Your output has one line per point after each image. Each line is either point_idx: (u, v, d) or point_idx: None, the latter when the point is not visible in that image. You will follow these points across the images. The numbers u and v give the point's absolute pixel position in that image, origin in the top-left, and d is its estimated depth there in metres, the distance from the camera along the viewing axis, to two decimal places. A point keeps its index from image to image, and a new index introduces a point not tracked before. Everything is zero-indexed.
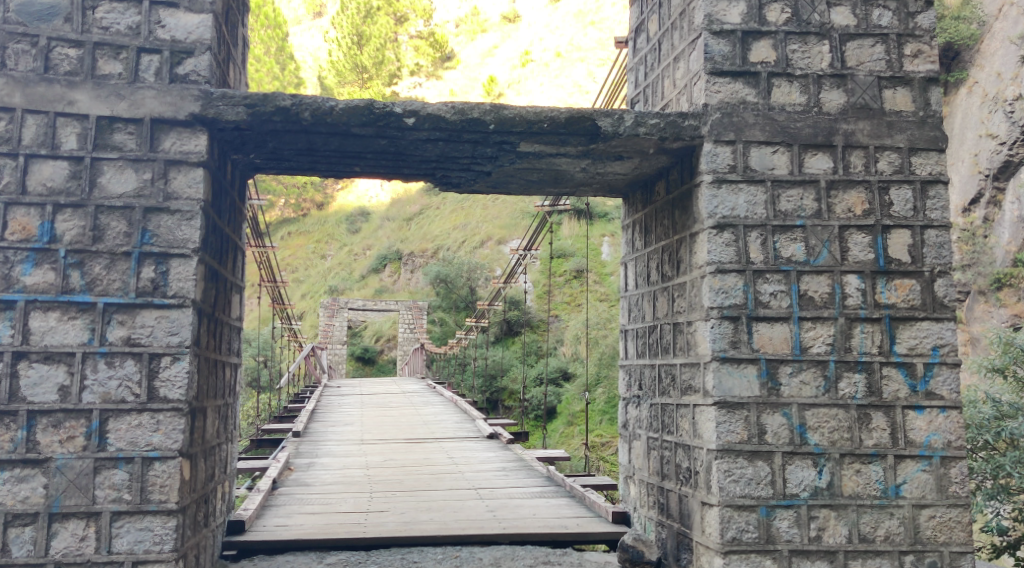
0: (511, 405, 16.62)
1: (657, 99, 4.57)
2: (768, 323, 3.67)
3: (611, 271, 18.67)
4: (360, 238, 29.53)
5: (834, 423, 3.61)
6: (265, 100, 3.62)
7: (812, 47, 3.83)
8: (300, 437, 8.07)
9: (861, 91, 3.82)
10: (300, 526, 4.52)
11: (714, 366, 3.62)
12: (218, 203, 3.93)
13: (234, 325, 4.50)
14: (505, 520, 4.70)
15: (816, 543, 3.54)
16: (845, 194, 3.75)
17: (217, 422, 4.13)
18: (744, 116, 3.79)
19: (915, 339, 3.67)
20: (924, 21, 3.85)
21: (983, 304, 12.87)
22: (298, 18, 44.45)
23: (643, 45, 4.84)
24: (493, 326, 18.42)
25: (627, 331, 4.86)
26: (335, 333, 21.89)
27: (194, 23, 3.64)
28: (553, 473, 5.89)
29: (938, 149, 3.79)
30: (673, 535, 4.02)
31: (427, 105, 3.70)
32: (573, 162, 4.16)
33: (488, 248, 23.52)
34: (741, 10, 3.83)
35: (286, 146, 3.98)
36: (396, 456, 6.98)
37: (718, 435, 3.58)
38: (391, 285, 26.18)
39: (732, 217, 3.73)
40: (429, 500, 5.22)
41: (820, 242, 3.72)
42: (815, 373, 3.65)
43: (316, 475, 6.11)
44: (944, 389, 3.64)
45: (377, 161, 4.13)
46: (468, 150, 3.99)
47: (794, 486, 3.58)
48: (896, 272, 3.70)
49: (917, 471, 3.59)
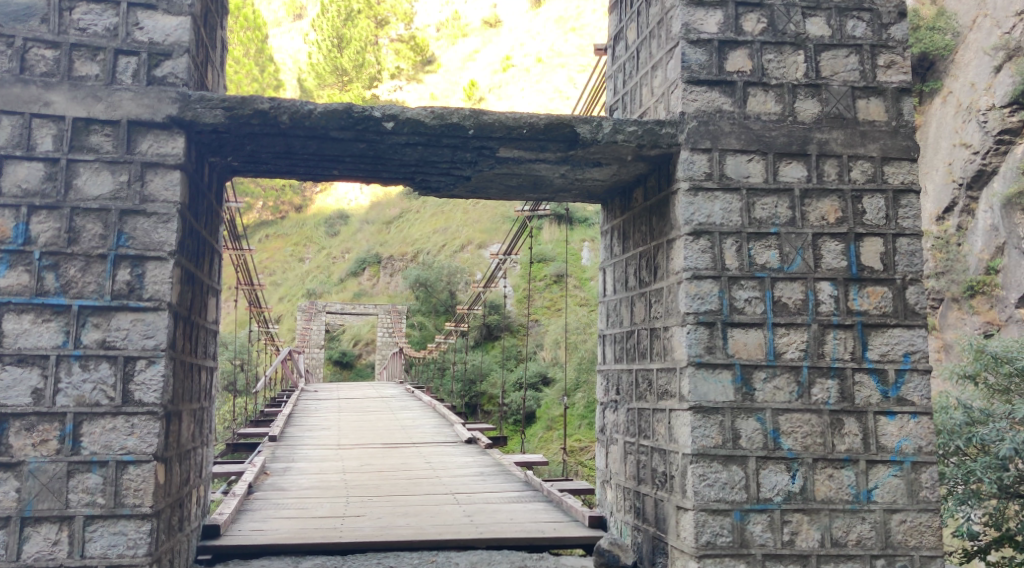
0: (489, 410, 16.67)
1: (635, 106, 4.60)
2: (743, 329, 3.71)
3: (590, 276, 18.79)
4: (339, 241, 29.43)
5: (807, 428, 3.66)
6: (243, 103, 3.62)
7: (787, 58, 3.88)
8: (276, 441, 8.04)
9: (835, 100, 3.88)
10: (276, 530, 4.51)
11: (690, 371, 3.65)
12: (194, 206, 3.92)
13: (210, 328, 4.49)
14: (482, 524, 4.70)
15: (789, 547, 3.58)
16: (819, 202, 3.81)
17: (192, 426, 4.12)
18: (719, 125, 3.83)
19: (887, 345, 3.72)
20: (897, 33, 3.92)
21: (956, 312, 13.18)
22: (278, 21, 44.25)
23: (621, 53, 4.87)
24: (472, 331, 18.44)
25: (605, 336, 4.89)
26: (312, 337, 21.84)
27: (172, 25, 3.63)
28: (530, 478, 5.90)
29: (911, 158, 3.86)
30: (649, 539, 4.04)
31: (406, 109, 3.72)
32: (552, 167, 4.18)
33: (468, 252, 23.54)
34: (718, 20, 3.87)
35: (264, 149, 3.97)
36: (374, 460, 6.97)
37: (693, 440, 3.61)
38: (370, 289, 26.09)
39: (707, 224, 3.76)
40: (406, 505, 5.21)
41: (793, 249, 3.77)
42: (788, 379, 3.69)
43: (292, 479, 6.09)
44: (915, 395, 3.69)
45: (356, 164, 4.13)
46: (447, 154, 3.99)
47: (767, 491, 3.61)
48: (868, 279, 3.76)
49: (889, 476, 3.64)
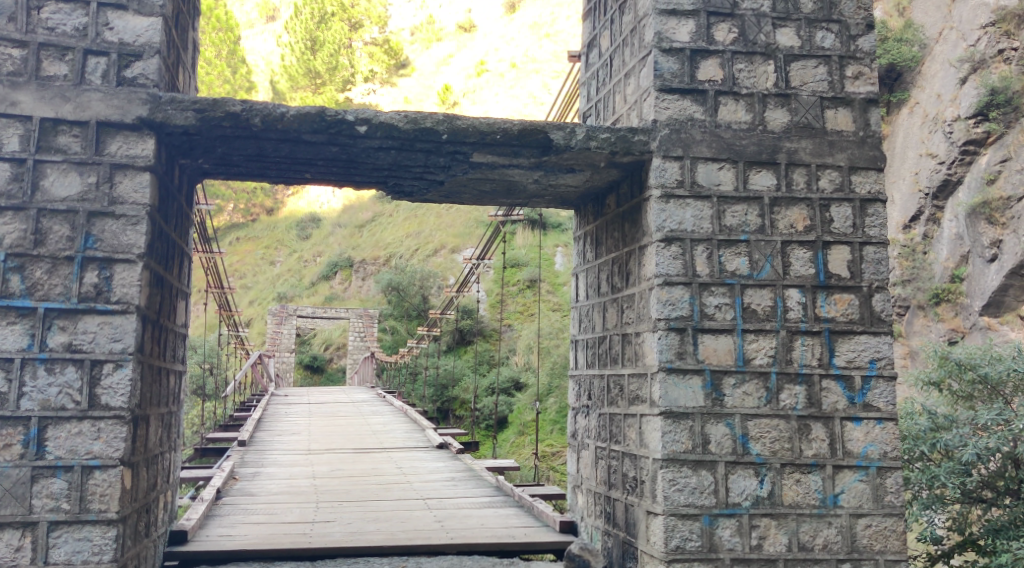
0: (461, 415, 16.65)
1: (608, 113, 4.64)
2: (713, 335, 3.74)
3: (563, 281, 18.84)
4: (310, 244, 29.23)
5: (775, 433, 3.70)
6: (215, 105, 3.60)
7: (757, 67, 3.94)
8: (245, 446, 7.97)
9: (804, 110, 3.94)
10: (244, 536, 4.47)
11: (661, 377, 3.68)
12: (164, 208, 3.89)
13: (179, 332, 4.45)
14: (453, 530, 4.69)
15: (757, 552, 3.62)
16: (788, 210, 3.86)
17: (160, 431, 4.07)
18: (691, 133, 3.87)
19: (853, 352, 3.79)
20: (865, 44, 3.99)
21: (921, 319, 13.43)
22: (250, 22, 43.85)
23: (595, 61, 4.91)
24: (445, 335, 18.41)
25: (577, 341, 4.91)
26: (282, 341, 21.68)
27: (143, 26, 3.59)
28: (502, 483, 5.90)
29: (877, 168, 3.93)
30: (619, 544, 4.06)
31: (380, 113, 3.72)
32: (525, 173, 4.19)
33: (441, 257, 23.52)
34: (690, 29, 3.91)
35: (236, 152, 3.94)
36: (344, 465, 6.94)
37: (664, 445, 3.64)
38: (342, 292, 25.95)
39: (679, 231, 3.80)
40: (377, 510, 5.19)
41: (763, 257, 3.81)
42: (757, 384, 3.73)
43: (261, 485, 6.04)
44: (881, 401, 3.75)
45: (328, 168, 4.12)
46: (420, 159, 3.99)
47: (735, 496, 3.65)
48: (835, 287, 3.82)
49: (855, 481, 3.70)
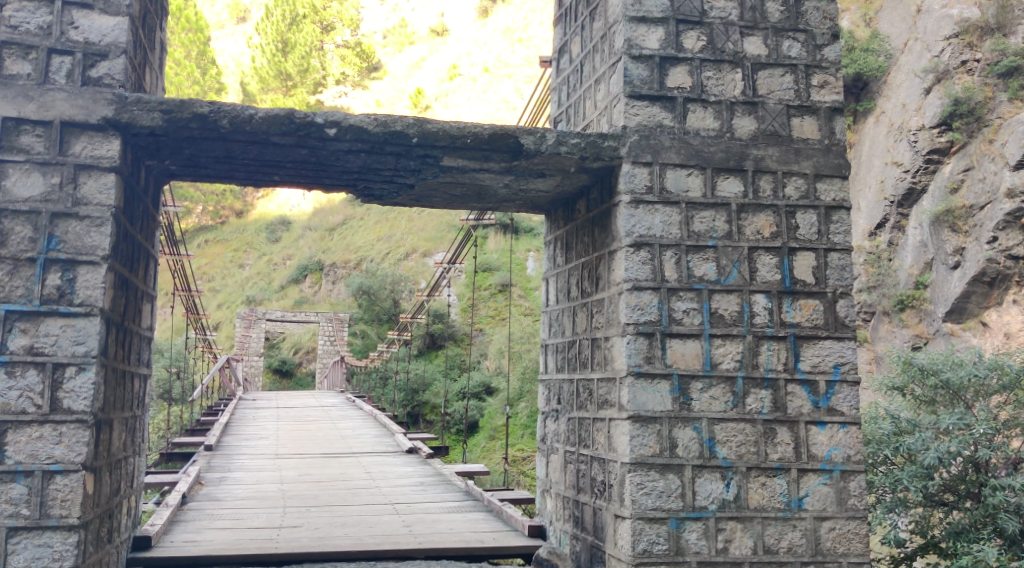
0: (431, 419, 16.61)
1: (578, 119, 4.66)
2: (681, 339, 3.77)
3: (535, 285, 18.88)
4: (280, 246, 29.00)
5: (741, 437, 3.74)
6: (181, 106, 3.56)
7: (725, 75, 3.98)
8: (211, 451, 7.87)
9: (771, 118, 3.99)
10: (210, 541, 4.41)
11: (629, 381, 3.70)
12: (129, 209, 3.84)
13: (144, 335, 4.39)
14: (421, 534, 4.67)
15: (723, 555, 3.65)
16: (754, 217, 3.91)
17: (124, 434, 4.01)
18: (660, 139, 3.90)
19: (817, 357, 3.84)
20: (830, 54, 4.06)
21: (886, 325, 13.65)
22: (221, 23, 43.49)
23: (566, 66, 4.93)
24: (416, 340, 18.35)
25: (547, 346, 4.93)
26: (251, 345, 21.49)
27: (109, 25, 3.55)
28: (471, 487, 5.90)
29: (842, 176, 3.99)
30: (587, 548, 4.08)
31: (350, 115, 3.72)
32: (496, 178, 4.19)
33: (412, 261, 23.46)
34: (660, 36, 3.95)
35: (204, 153, 3.89)
36: (312, 470, 6.88)
37: (632, 448, 3.66)
38: (311, 296, 25.81)
39: (648, 236, 3.83)
40: (344, 515, 5.16)
41: (730, 262, 3.85)
42: (724, 389, 3.76)
43: (228, 490, 5.97)
44: (844, 405, 3.81)
45: (297, 170, 4.09)
46: (390, 162, 3.97)
47: (702, 499, 3.67)
48: (801, 292, 3.87)
49: (818, 485, 3.75)
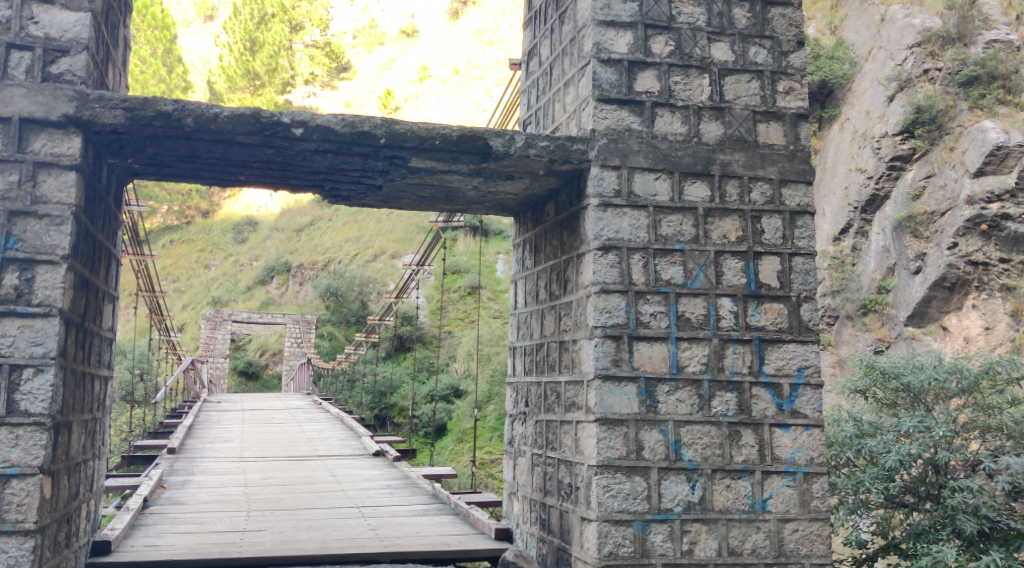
0: (399, 422, 16.52)
1: (547, 121, 4.67)
2: (648, 343, 3.79)
3: (504, 288, 18.90)
4: (247, 247, 28.70)
5: (706, 439, 3.77)
6: (145, 104, 3.51)
7: (693, 80, 4.02)
8: (175, 454, 7.77)
9: (738, 124, 4.03)
10: (171, 546, 4.33)
11: (597, 384, 3.71)
12: (90, 208, 3.77)
13: (105, 336, 4.32)
14: (387, 538, 4.64)
15: (688, 557, 3.67)
16: (720, 221, 3.94)
17: (84, 437, 3.94)
18: (628, 143, 3.92)
19: (782, 360, 3.88)
20: (795, 60, 4.11)
21: (850, 328, 13.87)
22: (188, 21, 43.00)
23: (535, 69, 4.94)
24: (384, 342, 18.27)
25: (515, 348, 4.93)
26: (216, 346, 21.23)
27: (70, 21, 3.50)
28: (438, 490, 5.88)
29: (806, 182, 4.04)
30: (553, 550, 4.08)
31: (317, 115, 3.69)
32: (464, 179, 4.17)
33: (381, 262, 23.35)
34: (628, 41, 3.97)
35: (168, 152, 3.83)
36: (277, 473, 6.81)
37: (599, 451, 3.67)
38: (278, 297, 25.56)
39: (616, 239, 3.84)
40: (310, 519, 5.11)
41: (696, 266, 3.88)
42: (690, 391, 3.79)
43: (191, 493, 5.88)
44: (808, 408, 3.85)
45: (263, 170, 4.04)
46: (358, 163, 3.94)
47: (668, 501, 3.69)
48: (766, 296, 3.92)
49: (782, 487, 3.78)
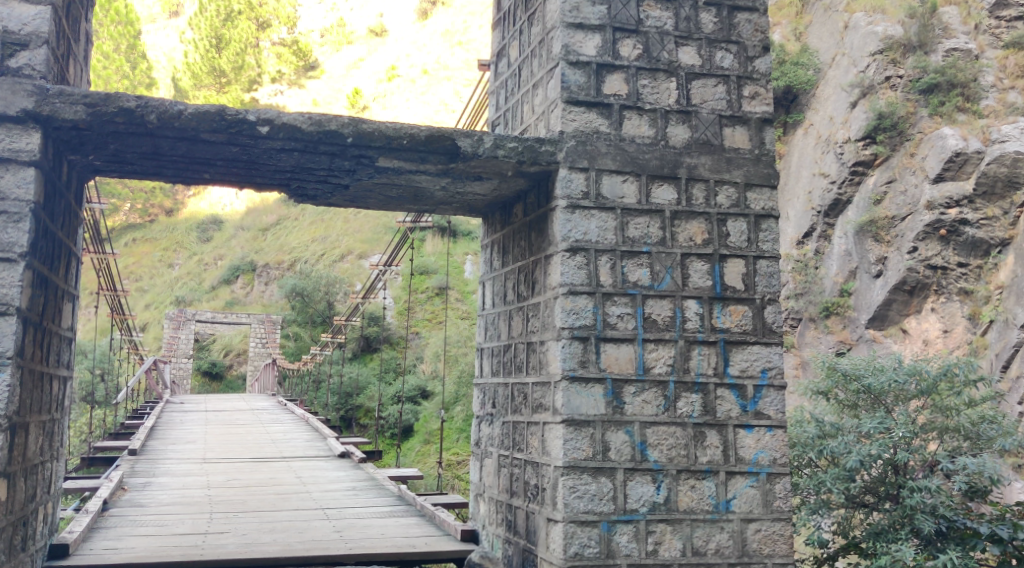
0: (365, 424, 16.42)
1: (516, 123, 4.67)
2: (615, 344, 3.81)
3: (472, 289, 18.90)
4: (211, 246, 28.33)
5: (672, 440, 3.79)
6: (107, 100, 3.46)
7: (660, 84, 4.04)
8: (136, 455, 7.64)
9: (704, 127, 4.06)
10: (132, 549, 4.26)
11: (564, 385, 3.72)
12: (50, 205, 3.69)
13: (65, 336, 4.24)
14: (352, 540, 4.60)
15: (652, 557, 3.69)
16: (687, 224, 3.97)
17: (41, 439, 3.86)
18: (597, 145, 3.94)
19: (746, 362, 3.93)
20: (761, 66, 4.16)
21: (813, 331, 14.05)
22: (152, 16, 42.39)
23: (504, 70, 4.94)
24: (350, 343, 18.18)
25: (482, 349, 4.92)
26: (179, 347, 20.95)
27: (30, 14, 3.46)
28: (404, 492, 5.84)
29: (771, 186, 4.09)
30: (519, 551, 4.08)
31: (282, 114, 3.66)
32: (432, 180, 4.14)
33: (348, 262, 23.21)
34: (597, 44, 3.99)
35: (130, 150, 3.76)
36: (241, 475, 6.73)
37: (565, 452, 3.68)
38: (243, 297, 25.26)
39: (584, 241, 3.86)
40: (274, 521, 5.06)
41: (663, 268, 3.91)
42: (656, 393, 3.81)
43: (152, 496, 5.79)
44: (771, 409, 3.90)
45: (228, 168, 3.97)
46: (324, 162, 3.90)
47: (633, 502, 3.71)
48: (731, 298, 3.96)
49: (745, 487, 3.82)
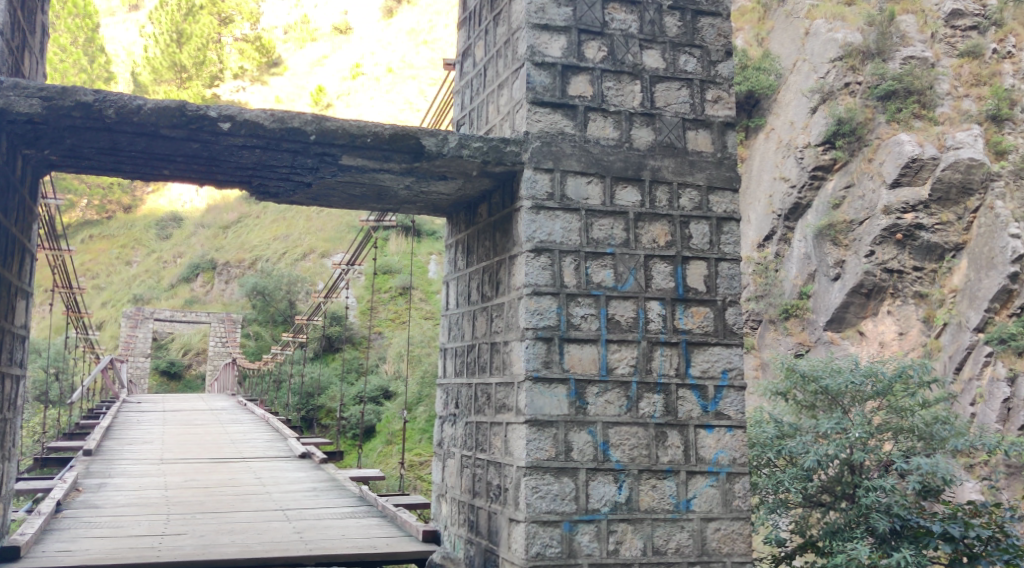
0: (327, 424, 16.30)
1: (481, 123, 4.67)
2: (579, 344, 3.82)
3: (436, 289, 18.88)
4: (171, 244, 27.88)
5: (634, 440, 3.82)
6: (64, 94, 3.41)
7: (625, 87, 4.07)
8: (91, 456, 7.48)
9: (667, 130, 4.10)
10: (86, 551, 4.18)
11: (527, 385, 3.73)
12: (4, 200, 3.61)
13: (18, 333, 4.15)
14: (312, 541, 4.56)
15: (613, 556, 3.71)
16: (650, 226, 4.00)
17: None
18: (562, 147, 3.95)
19: (707, 363, 3.97)
20: (723, 70, 4.21)
21: (772, 333, 14.22)
22: (111, 10, 41.56)
23: (469, 70, 4.94)
24: (312, 342, 18.02)
25: (445, 349, 4.91)
26: (137, 346, 20.58)
27: None
28: (365, 493, 5.80)
29: (732, 189, 4.14)
30: (481, 552, 4.08)
31: (245, 110, 3.64)
32: (396, 179, 4.11)
33: (310, 261, 23.04)
34: (562, 45, 4.01)
35: (87, 145, 3.69)
36: (200, 476, 6.63)
37: (528, 452, 3.68)
38: (203, 295, 24.90)
39: (548, 241, 3.87)
40: (233, 522, 4.99)
41: (626, 269, 3.93)
42: (618, 393, 3.84)
43: (107, 497, 5.68)
44: (731, 409, 3.95)
45: (188, 165, 3.90)
46: (286, 160, 3.85)
47: (595, 502, 3.72)
48: (692, 300, 4.00)
49: (706, 487, 3.87)
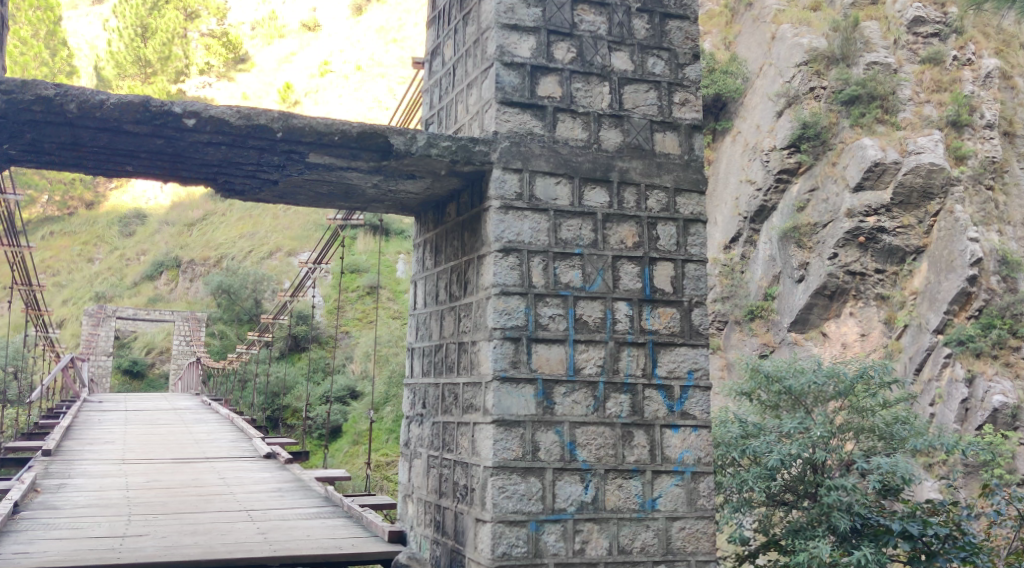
0: (292, 424, 16.18)
1: (450, 122, 4.66)
2: (546, 344, 3.83)
3: (404, 288, 18.82)
4: (134, 241, 27.44)
5: (600, 440, 3.83)
6: (24, 87, 3.41)
7: (593, 88, 4.09)
8: (50, 456, 7.33)
9: (635, 132, 4.12)
10: (44, 552, 4.11)
11: (495, 385, 3.73)
12: None
13: None
14: (276, 542, 4.52)
15: (579, 556, 3.73)
16: (618, 227, 4.03)
17: None
18: (530, 147, 3.96)
19: (673, 363, 4.00)
20: (691, 73, 4.25)
21: (737, 333, 14.40)
22: (73, 3, 40.71)
23: (437, 68, 4.93)
24: (278, 342, 17.85)
25: (413, 349, 4.90)
26: (99, 344, 20.22)
27: None
28: (330, 494, 5.76)
29: (699, 191, 4.18)
30: (447, 552, 4.07)
31: (210, 107, 3.61)
32: (364, 177, 4.08)
33: (276, 260, 22.85)
34: (531, 46, 4.01)
35: (48, 140, 3.62)
36: (162, 476, 6.53)
37: (494, 452, 3.68)
38: (167, 294, 24.54)
39: (516, 242, 3.87)
40: (195, 523, 4.93)
41: (594, 270, 3.95)
42: (586, 393, 3.85)
43: (66, 497, 5.58)
44: (696, 409, 3.99)
45: (152, 162, 3.83)
46: (252, 157, 3.81)
47: (561, 501, 3.73)
48: (659, 301, 4.03)
49: (671, 486, 3.90)
